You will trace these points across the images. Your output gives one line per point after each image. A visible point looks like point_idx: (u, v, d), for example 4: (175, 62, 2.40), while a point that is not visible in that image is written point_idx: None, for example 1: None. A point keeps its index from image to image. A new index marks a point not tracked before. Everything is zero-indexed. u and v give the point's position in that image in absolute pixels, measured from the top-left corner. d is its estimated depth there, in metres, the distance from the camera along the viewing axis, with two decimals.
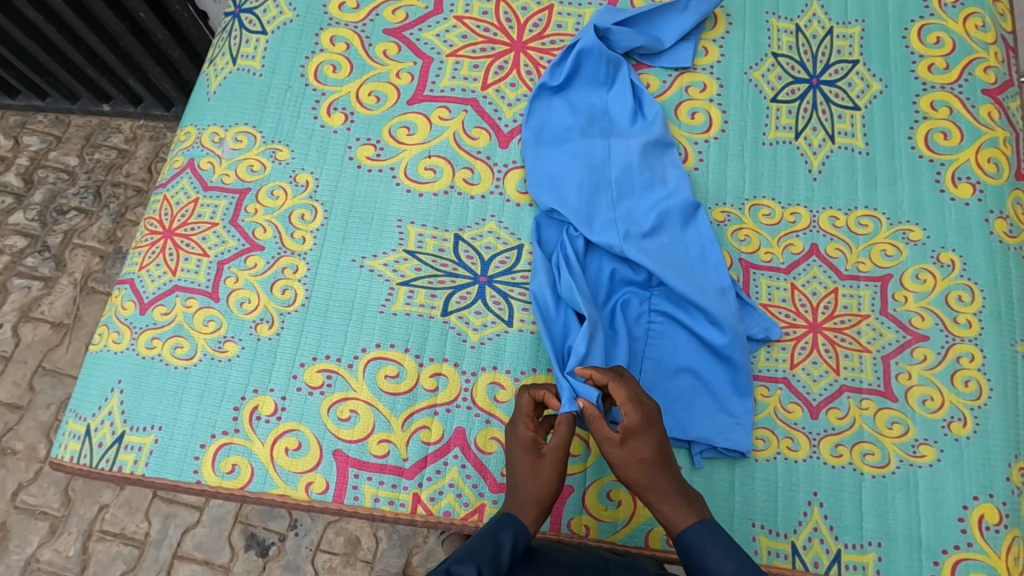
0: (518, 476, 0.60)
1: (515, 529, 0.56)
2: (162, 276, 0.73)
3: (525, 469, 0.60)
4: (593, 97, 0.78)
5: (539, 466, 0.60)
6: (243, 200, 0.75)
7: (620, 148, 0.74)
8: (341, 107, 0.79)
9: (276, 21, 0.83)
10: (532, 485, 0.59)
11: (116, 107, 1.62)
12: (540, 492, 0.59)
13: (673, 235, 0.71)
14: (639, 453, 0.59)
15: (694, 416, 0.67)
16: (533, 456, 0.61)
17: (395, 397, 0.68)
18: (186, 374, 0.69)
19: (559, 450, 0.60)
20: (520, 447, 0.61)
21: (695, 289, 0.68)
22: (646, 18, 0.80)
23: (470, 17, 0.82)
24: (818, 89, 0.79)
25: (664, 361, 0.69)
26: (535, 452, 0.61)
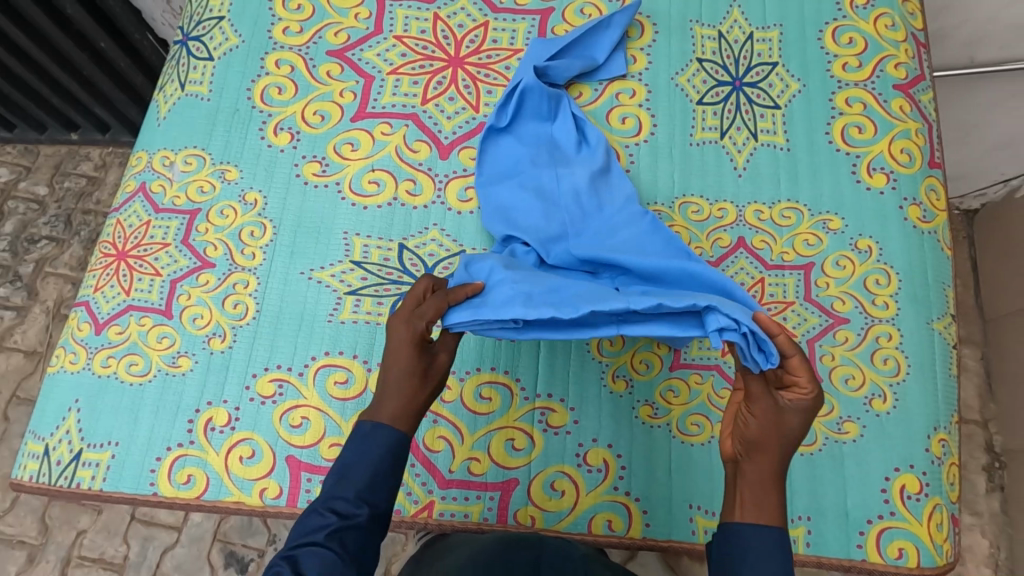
0: (399, 372, 0.59)
1: (390, 435, 0.58)
2: (117, 297, 0.75)
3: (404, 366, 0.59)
4: (540, 129, 0.80)
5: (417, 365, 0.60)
6: (193, 220, 0.78)
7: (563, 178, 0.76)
8: (287, 127, 0.82)
9: (222, 47, 0.85)
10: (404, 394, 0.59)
11: (84, 136, 1.68)
12: (406, 401, 0.59)
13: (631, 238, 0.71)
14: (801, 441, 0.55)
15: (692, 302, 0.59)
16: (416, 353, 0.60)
17: (345, 402, 0.71)
18: (141, 391, 0.71)
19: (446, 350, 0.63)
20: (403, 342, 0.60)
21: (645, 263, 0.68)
22: (579, 42, 0.82)
23: (409, 36, 0.86)
24: (741, 91, 0.83)
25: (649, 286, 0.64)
26: (419, 347, 0.60)
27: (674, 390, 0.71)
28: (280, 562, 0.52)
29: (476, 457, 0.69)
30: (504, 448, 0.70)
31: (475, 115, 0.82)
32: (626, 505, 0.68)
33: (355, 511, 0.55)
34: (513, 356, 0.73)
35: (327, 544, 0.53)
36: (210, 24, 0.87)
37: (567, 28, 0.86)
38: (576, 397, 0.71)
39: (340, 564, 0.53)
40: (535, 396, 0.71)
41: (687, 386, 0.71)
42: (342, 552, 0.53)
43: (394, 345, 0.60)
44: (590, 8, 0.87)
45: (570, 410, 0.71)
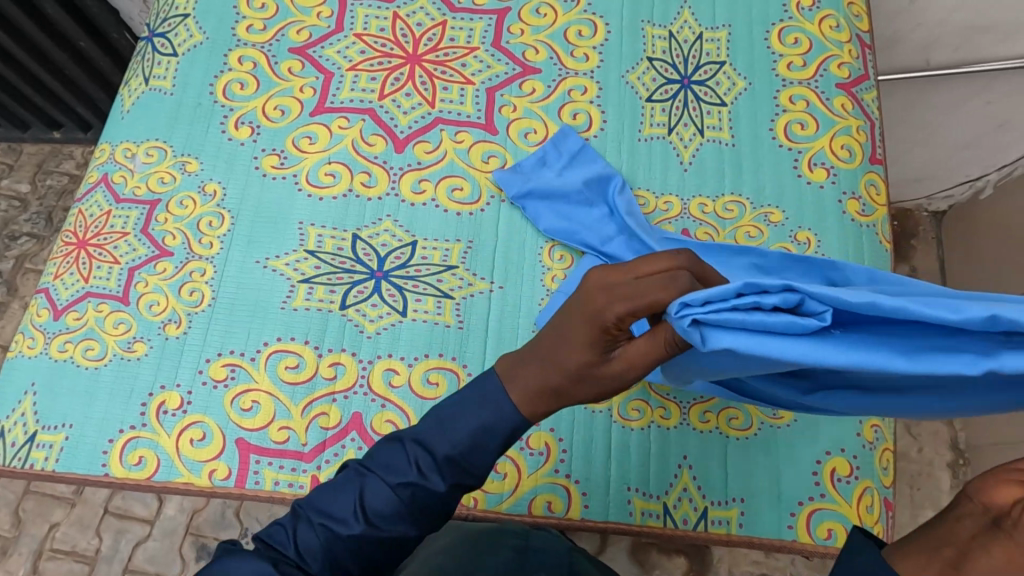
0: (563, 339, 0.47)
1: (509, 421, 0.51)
2: (75, 284, 0.77)
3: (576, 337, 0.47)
4: (598, 222, 0.79)
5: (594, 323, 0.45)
6: (153, 211, 0.80)
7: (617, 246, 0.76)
8: (248, 121, 0.84)
9: (186, 44, 0.87)
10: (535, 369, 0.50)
11: (67, 134, 1.73)
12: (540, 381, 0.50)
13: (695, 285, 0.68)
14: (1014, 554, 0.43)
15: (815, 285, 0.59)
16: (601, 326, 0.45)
17: (295, 386, 0.72)
18: (96, 374, 0.73)
19: (626, 352, 0.46)
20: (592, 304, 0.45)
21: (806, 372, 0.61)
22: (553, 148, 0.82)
23: (369, 34, 0.88)
24: (689, 89, 0.85)
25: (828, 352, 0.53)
26: (601, 330, 0.45)
27: None
28: (351, 472, 0.53)
29: None
30: None
31: (430, 111, 0.85)
32: (566, 487, 0.69)
33: (436, 477, 0.51)
34: (461, 343, 0.75)
35: (394, 491, 0.51)
36: (176, 21, 0.89)
37: (522, 26, 0.89)
38: None
39: (399, 516, 0.51)
40: None
41: None
42: (406, 506, 0.51)
43: (580, 298, 0.46)
44: (546, 9, 0.90)
45: None
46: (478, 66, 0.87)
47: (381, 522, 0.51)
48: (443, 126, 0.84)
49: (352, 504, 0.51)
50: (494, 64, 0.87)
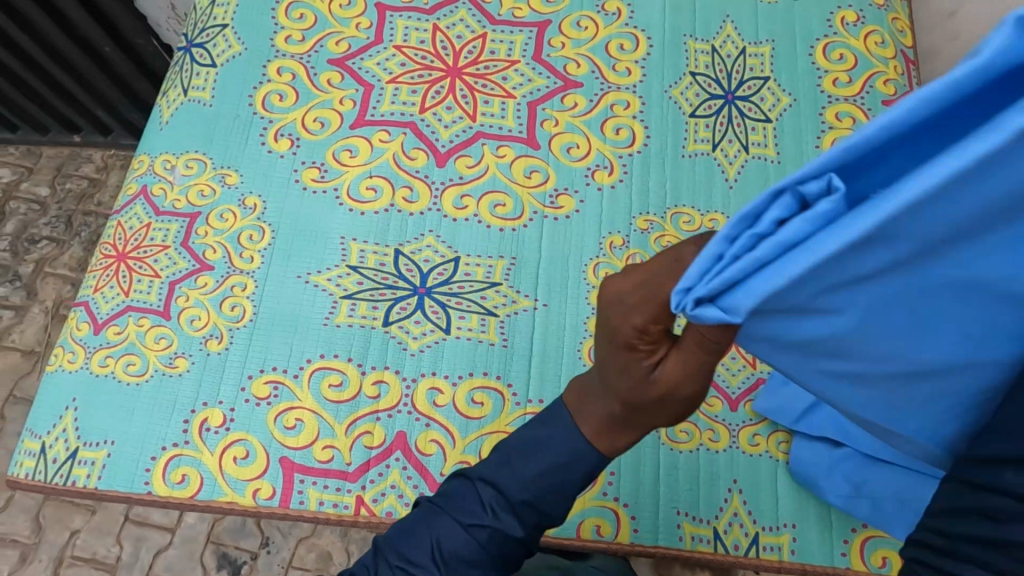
0: (650, 325, 0.45)
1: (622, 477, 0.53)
2: (116, 297, 0.76)
3: (685, 355, 0.45)
4: None
5: (687, 360, 0.45)
6: (193, 224, 0.79)
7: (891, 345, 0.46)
8: (287, 133, 0.83)
9: (225, 54, 0.87)
10: (671, 367, 0.46)
11: (86, 138, 1.74)
12: (661, 389, 0.47)
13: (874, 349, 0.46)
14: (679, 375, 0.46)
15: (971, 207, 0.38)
16: (699, 351, 0.44)
17: (339, 404, 0.72)
18: (137, 390, 0.72)
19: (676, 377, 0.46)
20: (661, 295, 0.43)
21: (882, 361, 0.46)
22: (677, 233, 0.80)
23: (409, 46, 0.87)
24: (734, 104, 0.84)
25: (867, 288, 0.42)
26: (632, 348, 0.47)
27: None
28: (427, 511, 0.58)
29: (467, 461, 0.70)
30: None
31: (472, 125, 0.84)
32: (614, 510, 0.68)
33: (511, 520, 0.55)
34: (506, 362, 0.74)
35: (469, 533, 0.55)
36: (213, 31, 0.88)
37: (563, 39, 0.88)
38: None
39: (476, 559, 0.55)
40: (526, 402, 0.72)
41: None
42: (483, 547, 0.54)
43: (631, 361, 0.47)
44: (587, 21, 0.89)
45: None
46: (519, 80, 0.86)
47: (457, 566, 0.55)
48: (485, 140, 0.83)
49: (429, 547, 0.55)
50: (536, 78, 0.86)
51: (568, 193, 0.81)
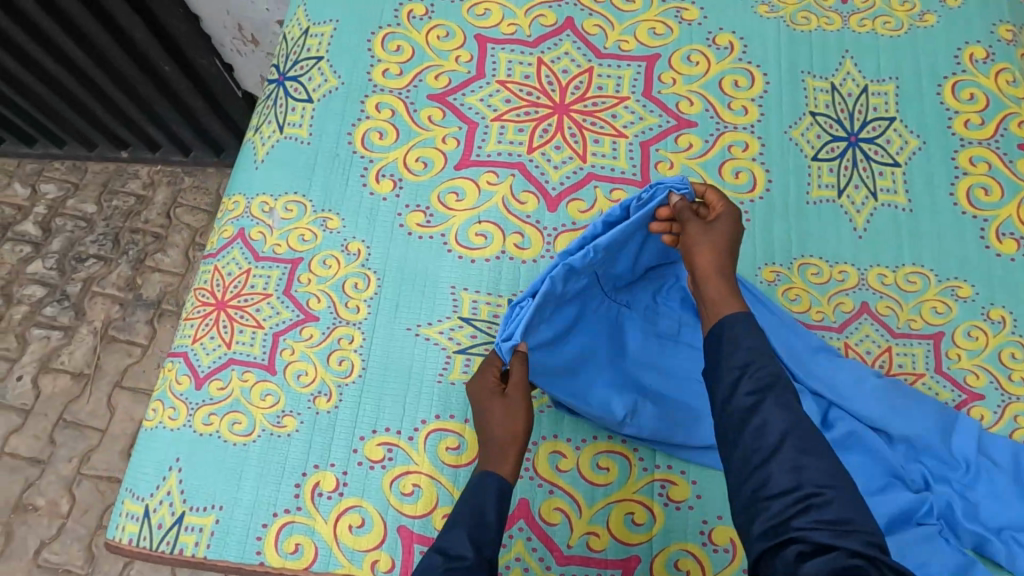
0: (481, 398, 0.66)
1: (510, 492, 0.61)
2: (217, 349, 0.72)
3: (484, 396, 0.66)
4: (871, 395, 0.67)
5: (513, 409, 0.64)
6: (295, 270, 0.75)
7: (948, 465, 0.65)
8: (389, 174, 0.79)
9: (321, 89, 0.83)
10: (510, 422, 0.64)
11: (133, 154, 1.71)
12: (506, 428, 0.64)
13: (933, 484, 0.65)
14: (503, 411, 0.64)
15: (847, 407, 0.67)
16: (495, 395, 0.66)
17: (457, 468, 0.67)
18: (245, 452, 0.68)
19: (520, 388, 0.65)
20: (488, 393, 0.66)
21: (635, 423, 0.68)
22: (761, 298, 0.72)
23: (513, 81, 0.83)
24: (858, 146, 0.80)
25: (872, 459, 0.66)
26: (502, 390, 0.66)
27: None
28: None
29: (595, 531, 0.66)
30: (624, 522, 0.67)
31: (582, 166, 0.80)
32: None
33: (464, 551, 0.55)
34: None
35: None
36: (308, 64, 0.84)
37: (674, 75, 0.84)
38: (698, 469, 0.68)
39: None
40: (654, 467, 0.69)
41: None
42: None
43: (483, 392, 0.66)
44: (697, 55, 0.85)
45: (691, 483, 0.68)
46: (630, 118, 0.82)
47: None
48: (597, 183, 0.79)
49: None
50: (647, 116, 0.82)
51: None
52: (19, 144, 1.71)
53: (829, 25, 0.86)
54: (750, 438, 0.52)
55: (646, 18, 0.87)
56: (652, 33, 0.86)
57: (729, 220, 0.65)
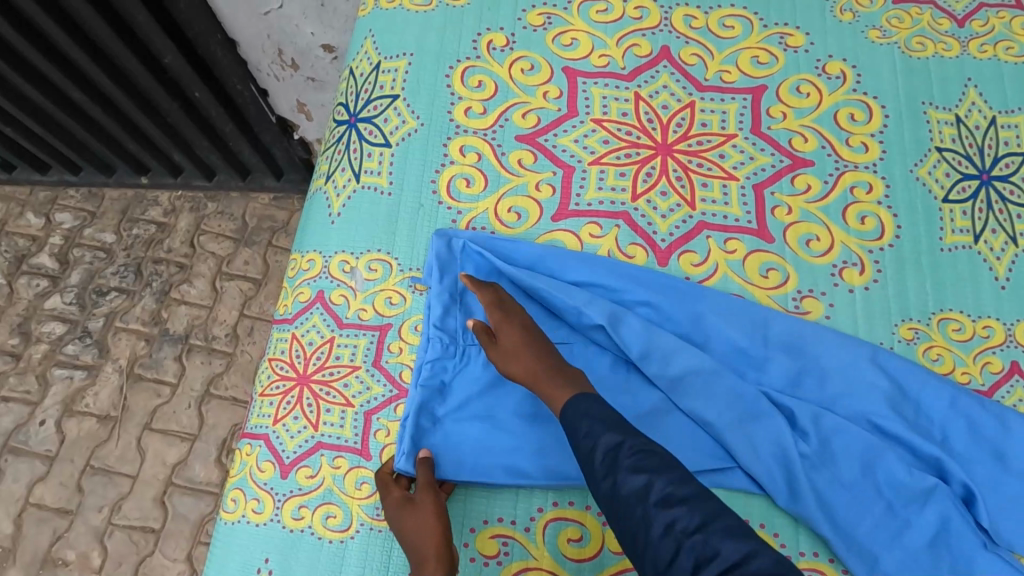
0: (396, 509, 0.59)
1: None
2: (303, 432, 0.65)
3: (396, 508, 0.59)
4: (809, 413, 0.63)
5: (427, 509, 0.57)
6: (384, 338, 0.68)
7: (972, 457, 0.62)
8: (480, 226, 0.72)
9: (399, 131, 0.75)
10: (426, 531, 0.56)
11: (154, 179, 1.63)
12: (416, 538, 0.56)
13: (855, 484, 0.61)
14: (425, 515, 0.57)
15: (772, 417, 0.63)
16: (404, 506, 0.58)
17: (581, 563, 0.61)
18: (343, 550, 0.61)
19: (429, 489, 0.59)
20: (397, 506, 0.58)
21: (546, 473, 0.62)
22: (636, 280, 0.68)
23: (610, 119, 0.76)
24: (990, 186, 0.73)
25: (849, 452, 0.61)
26: (407, 500, 0.59)
27: None
28: None
29: None
30: None
31: (692, 213, 0.73)
32: None
33: None
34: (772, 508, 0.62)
35: None
36: (382, 104, 0.76)
37: (783, 108, 0.77)
38: None
39: None
40: (799, 555, 0.60)
41: None
42: None
43: (394, 509, 0.58)
44: (807, 86, 0.78)
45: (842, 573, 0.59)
46: (739, 158, 0.75)
47: None
48: (709, 232, 0.72)
49: None
50: (758, 155, 0.75)
51: (814, 296, 0.70)
52: (33, 172, 1.62)
53: (947, 51, 0.79)
54: (602, 476, 0.51)
55: (748, 46, 0.80)
56: (755, 62, 0.79)
57: (505, 325, 0.63)
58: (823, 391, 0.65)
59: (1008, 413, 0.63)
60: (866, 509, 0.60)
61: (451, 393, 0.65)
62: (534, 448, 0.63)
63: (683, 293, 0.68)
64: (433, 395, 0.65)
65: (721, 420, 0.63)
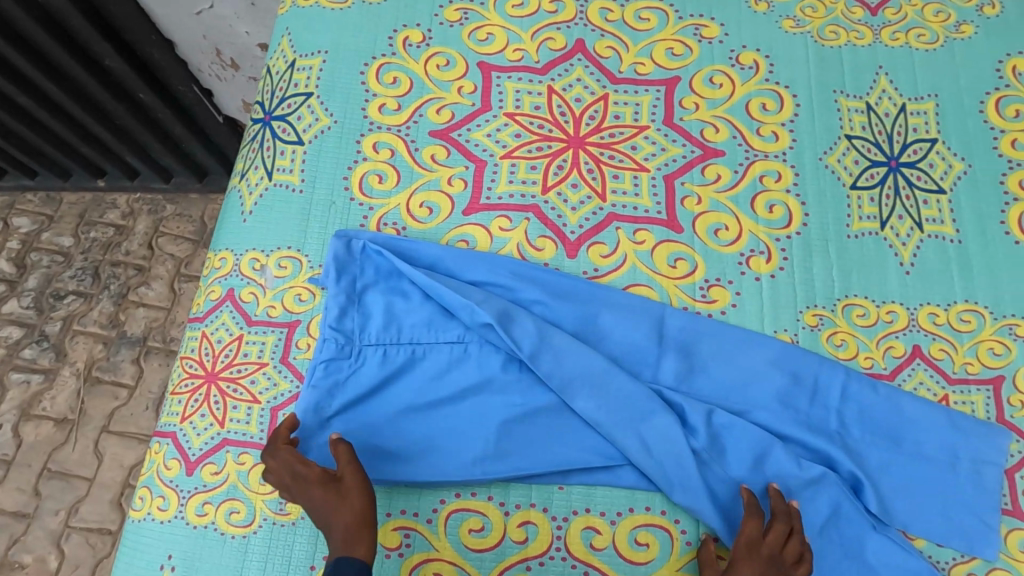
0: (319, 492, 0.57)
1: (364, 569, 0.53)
2: (209, 429, 0.65)
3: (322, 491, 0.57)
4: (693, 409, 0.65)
5: (355, 493, 0.57)
6: (293, 334, 0.68)
7: (862, 442, 0.65)
8: (391, 222, 0.72)
9: (312, 129, 0.75)
10: (357, 511, 0.56)
11: (111, 183, 1.62)
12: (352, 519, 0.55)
13: (744, 480, 0.63)
14: (354, 499, 0.56)
15: (663, 415, 0.64)
16: (335, 487, 0.57)
17: (482, 553, 0.61)
18: (246, 545, 0.62)
19: (356, 470, 0.58)
20: (323, 484, 0.57)
21: (430, 472, 0.63)
22: (534, 279, 0.69)
23: (522, 113, 0.76)
24: (899, 172, 0.74)
25: (738, 447, 0.64)
26: (328, 481, 0.57)
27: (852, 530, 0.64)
28: None
29: None
30: None
31: (603, 205, 0.73)
32: None
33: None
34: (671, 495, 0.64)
35: None
36: (296, 101, 0.77)
37: (696, 99, 0.77)
38: None
39: None
40: (698, 540, 0.63)
41: None
42: None
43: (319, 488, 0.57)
44: (720, 77, 0.78)
45: None
46: (651, 149, 0.75)
47: None
48: (619, 224, 0.72)
49: None
50: (670, 146, 0.75)
51: (721, 284, 0.70)
52: None
53: (859, 39, 0.80)
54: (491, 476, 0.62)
55: (663, 37, 0.80)
56: (669, 54, 0.79)
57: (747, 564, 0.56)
58: (712, 385, 0.67)
59: (899, 391, 0.66)
60: (754, 501, 0.63)
61: (343, 393, 0.66)
62: (427, 447, 0.64)
63: (577, 293, 0.69)
64: (326, 396, 0.65)
65: (611, 420, 0.64)
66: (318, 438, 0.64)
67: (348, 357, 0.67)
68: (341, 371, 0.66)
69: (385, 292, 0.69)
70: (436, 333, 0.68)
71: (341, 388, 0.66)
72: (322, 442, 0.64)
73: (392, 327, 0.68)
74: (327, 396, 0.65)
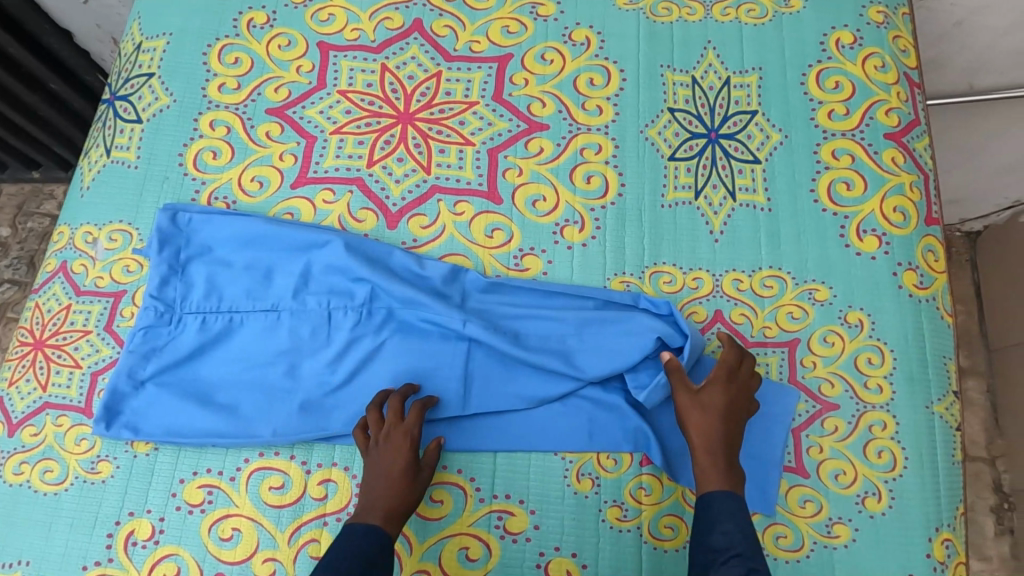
0: (395, 471, 0.60)
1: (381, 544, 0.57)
2: (32, 393, 0.68)
3: (396, 468, 0.60)
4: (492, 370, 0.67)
5: (418, 483, 0.61)
6: (118, 304, 0.71)
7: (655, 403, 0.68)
8: (222, 196, 0.75)
9: (151, 108, 0.78)
10: (410, 498, 0.60)
11: (47, 173, 1.57)
12: (398, 501, 0.59)
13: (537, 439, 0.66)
14: (416, 487, 0.61)
15: None
16: (413, 472, 0.61)
17: (280, 509, 0.64)
18: (57, 502, 0.65)
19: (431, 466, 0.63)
20: (406, 465, 0.61)
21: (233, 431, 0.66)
22: None
23: (355, 90, 0.79)
24: (717, 143, 0.76)
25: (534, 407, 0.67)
26: (415, 465, 0.61)
27: (645, 488, 0.64)
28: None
29: (426, 569, 0.63)
30: (457, 557, 0.63)
31: (426, 177, 0.75)
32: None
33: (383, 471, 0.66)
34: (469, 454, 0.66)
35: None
36: (139, 81, 0.80)
37: (526, 75, 0.79)
38: (538, 498, 0.64)
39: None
40: (492, 497, 0.65)
41: (661, 483, 0.65)
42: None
43: (399, 462, 0.60)
44: (552, 53, 0.80)
45: (530, 513, 0.64)
46: (479, 124, 0.77)
47: None
48: (441, 196, 0.75)
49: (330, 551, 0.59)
50: (497, 121, 0.77)
51: (535, 253, 0.72)
52: None
53: (690, 15, 0.81)
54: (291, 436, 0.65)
55: (500, 16, 0.82)
56: (505, 32, 0.81)
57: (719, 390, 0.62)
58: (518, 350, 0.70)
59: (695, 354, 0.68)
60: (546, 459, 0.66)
61: (161, 357, 0.69)
62: (235, 409, 0.67)
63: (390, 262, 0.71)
64: (144, 360, 0.68)
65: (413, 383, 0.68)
66: (134, 399, 0.67)
67: (168, 324, 0.70)
68: (160, 337, 0.69)
69: (208, 263, 0.72)
70: (253, 301, 0.70)
71: (158, 353, 0.69)
72: (136, 403, 0.67)
73: (212, 296, 0.71)
74: (144, 361, 0.68)
